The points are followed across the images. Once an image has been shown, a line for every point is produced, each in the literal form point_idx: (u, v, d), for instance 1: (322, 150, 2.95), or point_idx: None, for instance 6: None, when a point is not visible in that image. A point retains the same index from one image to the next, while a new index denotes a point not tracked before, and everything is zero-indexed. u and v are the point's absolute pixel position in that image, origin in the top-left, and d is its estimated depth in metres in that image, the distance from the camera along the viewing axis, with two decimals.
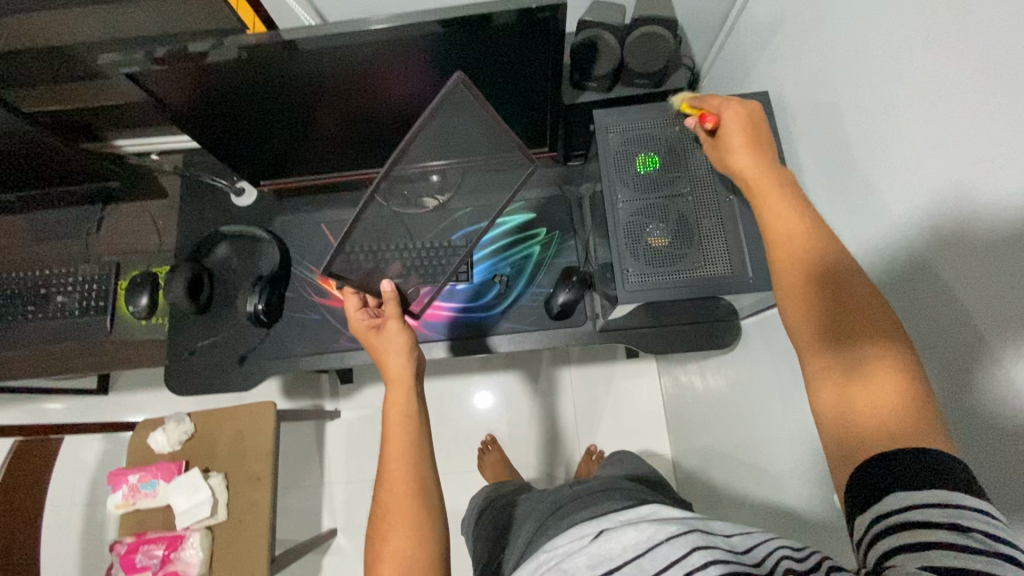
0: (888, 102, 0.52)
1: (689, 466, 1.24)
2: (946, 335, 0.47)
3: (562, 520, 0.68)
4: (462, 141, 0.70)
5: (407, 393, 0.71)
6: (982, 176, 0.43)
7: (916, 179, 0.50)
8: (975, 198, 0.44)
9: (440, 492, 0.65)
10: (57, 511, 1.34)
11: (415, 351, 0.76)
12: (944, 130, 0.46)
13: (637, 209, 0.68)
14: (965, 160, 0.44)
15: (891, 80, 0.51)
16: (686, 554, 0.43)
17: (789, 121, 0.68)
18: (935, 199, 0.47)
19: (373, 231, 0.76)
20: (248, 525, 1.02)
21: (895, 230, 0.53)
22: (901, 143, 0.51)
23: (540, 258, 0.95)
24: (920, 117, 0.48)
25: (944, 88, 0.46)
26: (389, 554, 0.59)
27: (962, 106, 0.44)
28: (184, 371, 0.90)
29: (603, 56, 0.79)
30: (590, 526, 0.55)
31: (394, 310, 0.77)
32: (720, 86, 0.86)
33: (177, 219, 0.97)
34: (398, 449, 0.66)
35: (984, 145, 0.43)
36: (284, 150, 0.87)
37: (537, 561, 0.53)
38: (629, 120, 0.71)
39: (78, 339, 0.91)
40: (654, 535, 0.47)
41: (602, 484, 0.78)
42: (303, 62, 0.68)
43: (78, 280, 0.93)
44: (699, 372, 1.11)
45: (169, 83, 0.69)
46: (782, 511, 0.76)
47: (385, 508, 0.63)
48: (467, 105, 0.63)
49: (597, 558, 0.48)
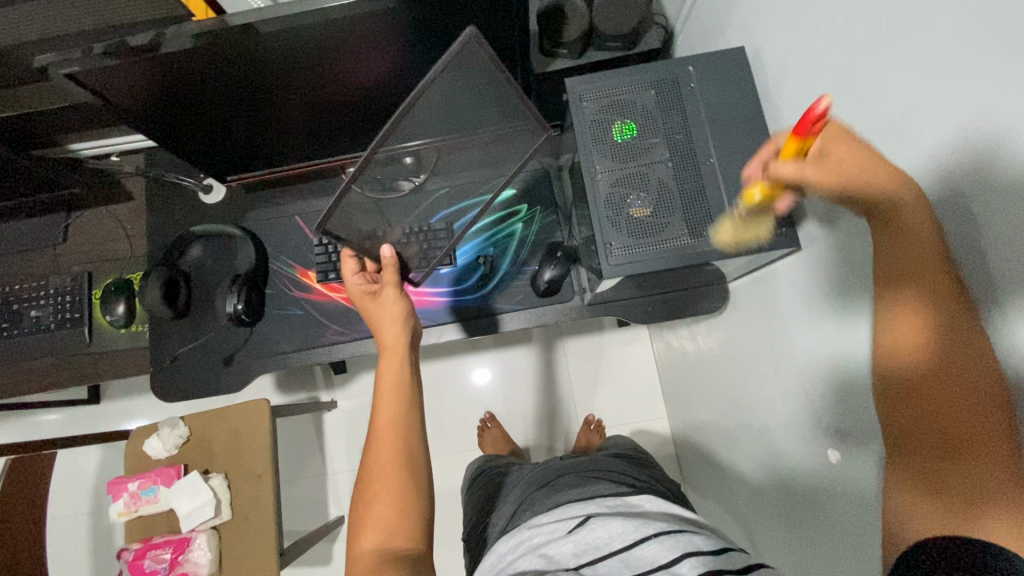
0: (868, 55, 0.50)
1: (685, 428, 1.26)
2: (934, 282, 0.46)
3: (546, 496, 0.69)
4: (440, 120, 0.68)
5: (402, 364, 0.72)
6: (970, 130, 0.41)
7: (897, 136, 0.48)
8: (963, 157, 0.42)
9: (429, 469, 0.65)
10: (63, 521, 1.34)
11: (410, 320, 0.77)
12: (927, 82, 0.44)
13: (616, 178, 0.66)
14: (954, 115, 0.42)
15: (866, 30, 0.50)
16: (676, 562, 0.47)
17: (766, 77, 0.66)
18: (925, 158, 0.46)
19: (348, 219, 0.71)
20: (254, 522, 1.02)
21: None
22: (881, 100, 0.49)
23: (523, 235, 0.93)
24: (903, 69, 0.46)
25: (927, 37, 0.43)
26: (371, 521, 0.59)
27: (942, 57, 0.42)
28: (170, 375, 0.89)
29: (573, 21, 0.76)
30: (579, 508, 0.61)
31: (391, 277, 0.77)
32: (693, 44, 0.83)
33: (146, 222, 0.94)
34: (387, 418, 0.66)
35: (965, 101, 0.41)
36: (250, 141, 0.83)
37: (522, 536, 0.60)
38: (602, 86, 0.68)
39: (59, 353, 0.89)
40: (640, 531, 0.52)
41: (597, 463, 0.79)
42: (260, 48, 0.65)
43: (50, 293, 0.90)
44: (690, 337, 1.11)
45: (116, 81, 0.65)
46: (777, 468, 0.78)
47: (372, 474, 0.63)
48: (479, 66, 0.59)
49: (581, 547, 0.53)
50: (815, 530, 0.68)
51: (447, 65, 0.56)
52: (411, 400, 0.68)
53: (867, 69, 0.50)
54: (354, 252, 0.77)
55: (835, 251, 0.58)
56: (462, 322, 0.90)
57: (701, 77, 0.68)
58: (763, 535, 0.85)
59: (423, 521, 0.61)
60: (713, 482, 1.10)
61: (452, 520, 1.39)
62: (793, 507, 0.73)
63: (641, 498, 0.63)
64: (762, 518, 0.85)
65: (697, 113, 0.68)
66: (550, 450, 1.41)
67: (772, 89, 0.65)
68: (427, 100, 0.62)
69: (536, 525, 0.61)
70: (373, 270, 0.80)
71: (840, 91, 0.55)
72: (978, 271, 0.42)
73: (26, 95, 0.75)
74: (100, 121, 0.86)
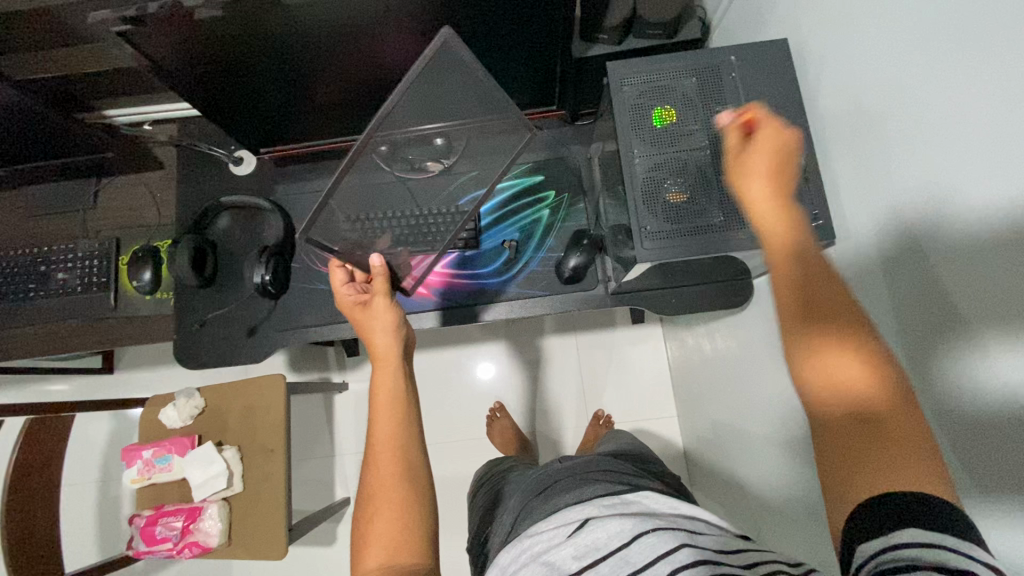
0: (903, 68, 0.51)
1: (696, 428, 1.26)
2: (929, 317, 0.50)
3: (546, 502, 0.67)
4: (449, 104, 0.68)
5: (397, 371, 0.70)
6: (977, 174, 0.44)
7: (918, 154, 0.50)
8: (969, 191, 0.45)
9: (429, 475, 0.64)
10: (72, 488, 1.35)
11: (403, 328, 0.75)
12: (965, 92, 0.45)
13: (653, 164, 0.67)
14: (967, 152, 0.45)
15: (909, 42, 0.50)
16: (674, 550, 0.47)
17: (809, 73, 0.66)
18: (930, 186, 0.49)
19: (356, 198, 0.74)
20: (265, 497, 1.03)
21: (893, 208, 0.54)
22: (909, 124, 0.51)
23: (549, 222, 0.93)
24: (941, 77, 0.47)
25: (964, 63, 0.45)
26: (375, 537, 0.57)
27: (974, 85, 0.44)
28: (193, 343, 0.89)
29: (616, 5, 0.76)
30: (576, 511, 0.58)
31: (383, 286, 0.75)
32: (734, 35, 0.83)
33: (176, 192, 0.95)
34: (387, 432, 0.65)
35: (987, 130, 0.43)
36: (282, 116, 0.84)
37: (522, 546, 0.58)
38: (642, 72, 0.69)
39: (85, 315, 0.90)
40: (638, 526, 0.52)
41: (592, 463, 0.76)
42: (297, 20, 0.65)
43: (78, 257, 0.91)
44: (707, 334, 1.11)
45: (161, 42, 0.65)
46: (789, 467, 0.77)
47: (372, 490, 0.61)
48: (454, 70, 0.62)
49: (582, 550, 0.52)
50: (828, 529, 0.68)
51: (423, 66, 0.59)
52: (408, 410, 0.67)
53: (906, 73, 0.51)
54: (343, 262, 0.76)
55: (870, 248, 0.58)
56: (484, 305, 0.90)
57: (743, 67, 0.68)
58: (772, 534, 0.84)
59: (426, 532, 0.59)
60: (722, 482, 1.10)
61: (455, 509, 1.39)
62: (807, 507, 0.73)
63: (639, 494, 0.61)
64: (771, 517, 0.85)
65: (737, 103, 0.68)
66: (558, 444, 1.41)
67: (814, 84, 0.66)
68: (419, 90, 0.63)
69: (536, 532, 0.58)
70: (363, 280, 0.78)
71: (872, 102, 0.56)
72: (980, 299, 0.44)
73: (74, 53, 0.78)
74: (144, 86, 0.90)
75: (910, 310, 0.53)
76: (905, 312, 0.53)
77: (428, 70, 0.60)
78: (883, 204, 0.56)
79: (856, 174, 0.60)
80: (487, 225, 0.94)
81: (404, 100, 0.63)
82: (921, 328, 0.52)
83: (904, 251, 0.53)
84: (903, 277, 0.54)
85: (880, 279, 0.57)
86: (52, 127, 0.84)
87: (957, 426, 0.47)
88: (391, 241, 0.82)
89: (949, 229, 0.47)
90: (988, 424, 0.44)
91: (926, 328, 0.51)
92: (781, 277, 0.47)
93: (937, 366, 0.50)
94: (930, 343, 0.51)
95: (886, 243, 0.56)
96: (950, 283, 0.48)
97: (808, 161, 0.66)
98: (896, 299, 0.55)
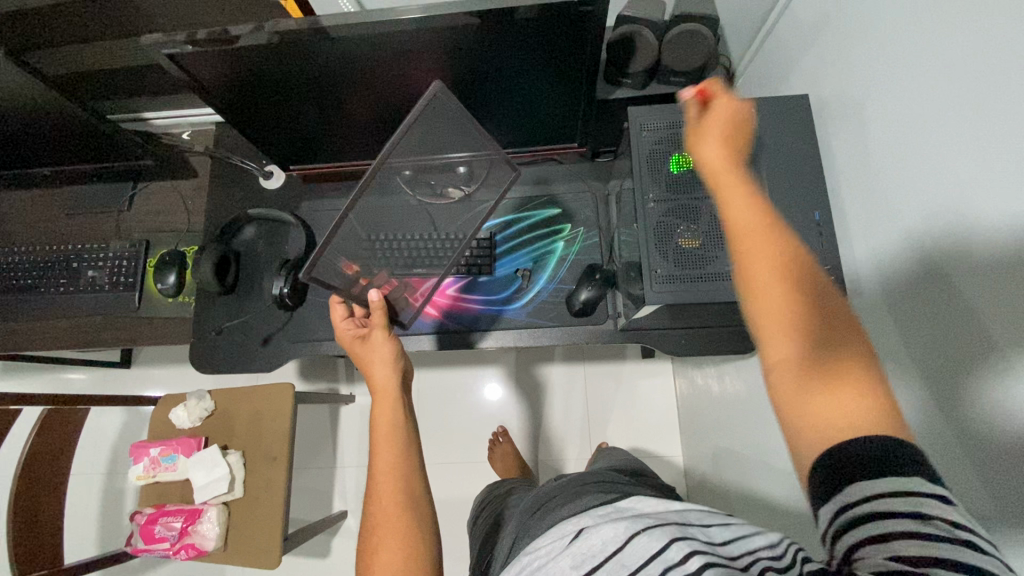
0: (928, 114, 0.52)
1: (700, 469, 1.24)
2: (952, 347, 0.49)
3: (543, 520, 0.66)
4: (471, 132, 0.70)
5: (395, 404, 0.69)
6: (1000, 217, 0.44)
7: (941, 196, 0.50)
8: (989, 233, 0.45)
9: (432, 501, 0.65)
10: (80, 478, 1.38)
11: (402, 358, 0.74)
12: (984, 160, 0.46)
13: (667, 209, 0.68)
14: (989, 196, 0.45)
15: (932, 89, 0.51)
16: (664, 546, 0.44)
17: (830, 127, 0.67)
18: (953, 225, 0.49)
19: (373, 218, 0.76)
20: (264, 503, 1.04)
21: (912, 248, 0.54)
22: (931, 167, 0.51)
23: (563, 254, 0.95)
24: (965, 125, 0.47)
25: (989, 112, 0.45)
26: (381, 566, 0.59)
27: (998, 132, 0.44)
28: (209, 348, 0.92)
29: (640, 53, 0.79)
30: (573, 523, 0.56)
31: (380, 320, 0.73)
32: (759, 85, 0.84)
33: (206, 201, 0.99)
34: (388, 461, 0.65)
35: (1008, 177, 0.43)
36: (313, 136, 0.88)
37: (521, 563, 0.55)
38: (664, 118, 0.71)
39: (108, 313, 0.93)
40: (631, 528, 0.49)
41: (585, 477, 0.76)
42: (335, 51, 0.68)
43: (109, 256, 0.95)
44: (716, 376, 1.09)
45: (205, 64, 0.69)
46: (791, 519, 0.76)
47: (376, 521, 0.62)
48: (449, 110, 0.66)
49: (580, 558, 0.49)
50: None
51: (418, 116, 0.62)
52: (408, 443, 0.67)
53: (930, 121, 0.51)
54: (342, 298, 0.74)
55: (886, 301, 0.59)
56: (482, 333, 0.92)
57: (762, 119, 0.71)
58: None
59: (431, 560, 0.61)
60: None
61: (452, 530, 1.38)
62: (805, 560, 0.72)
63: (632, 501, 0.57)
64: None
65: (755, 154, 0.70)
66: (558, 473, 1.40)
67: (830, 139, 0.67)
68: (423, 124, 0.65)
69: (534, 549, 0.55)
70: (362, 315, 0.77)
71: (894, 145, 0.56)
72: (997, 328, 0.44)
73: (103, 51, 0.83)
74: (166, 91, 0.95)
75: (930, 342, 0.52)
76: (923, 363, 0.53)
77: (422, 117, 0.64)
78: (897, 259, 0.57)
79: (873, 213, 0.60)
80: (502, 253, 0.95)
81: (409, 136, 0.66)
82: (935, 371, 0.52)
83: (923, 288, 0.53)
84: (923, 306, 0.53)
85: (893, 329, 0.57)
86: (83, 127, 0.88)
87: (977, 487, 0.46)
88: (388, 273, 0.82)
89: (965, 290, 0.47)
90: (1007, 486, 0.43)
91: (944, 363, 0.50)
92: (766, 291, 0.43)
93: (955, 401, 0.49)
94: (942, 386, 0.51)
95: (902, 298, 0.56)
96: (968, 328, 0.48)
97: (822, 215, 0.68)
98: (915, 333, 0.54)
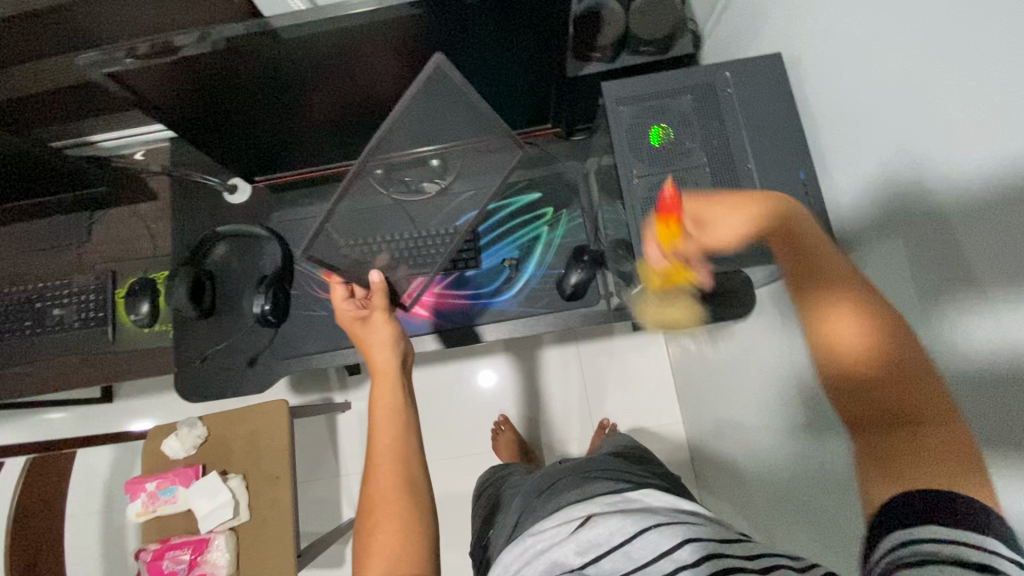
0: (897, 65, 0.51)
1: (700, 433, 1.26)
2: (920, 285, 0.50)
3: (548, 501, 0.66)
4: (446, 125, 0.67)
5: (395, 387, 0.69)
6: (975, 158, 0.44)
7: (917, 145, 0.50)
8: (959, 177, 0.45)
9: (429, 486, 0.63)
10: (76, 520, 1.34)
11: (402, 341, 0.74)
12: (957, 103, 0.45)
13: (651, 183, 0.67)
14: (961, 141, 0.45)
15: (897, 38, 0.51)
16: (677, 546, 0.44)
17: (803, 84, 0.67)
18: (928, 172, 0.49)
19: (357, 219, 0.75)
20: (272, 523, 1.02)
21: (886, 196, 0.55)
22: (904, 117, 0.51)
23: (547, 238, 0.93)
24: (934, 72, 0.47)
25: (960, 57, 0.44)
26: (378, 548, 0.56)
27: (968, 75, 0.44)
28: (193, 376, 0.89)
29: (609, 24, 0.77)
30: (578, 508, 0.55)
31: (382, 300, 0.75)
32: (727, 47, 0.83)
33: (170, 223, 0.94)
34: (386, 445, 0.64)
35: (981, 121, 0.43)
36: (275, 144, 0.84)
37: (525, 544, 0.54)
38: (637, 91, 0.70)
39: (82, 351, 0.89)
40: (642, 524, 0.49)
41: (594, 462, 0.76)
42: (289, 55, 0.65)
43: (73, 292, 0.90)
44: (710, 342, 1.10)
45: (153, 82, 0.65)
46: (795, 475, 0.77)
47: (373, 503, 0.60)
48: (450, 91, 0.61)
49: (585, 545, 0.49)
50: (829, 539, 0.68)
51: (418, 90, 0.58)
52: (408, 425, 0.66)
53: (899, 70, 0.51)
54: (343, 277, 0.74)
55: (868, 252, 0.59)
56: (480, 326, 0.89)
57: (738, 83, 0.70)
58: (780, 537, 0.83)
59: (430, 544, 0.58)
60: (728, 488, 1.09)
61: (464, 524, 1.38)
62: (808, 513, 0.73)
63: (640, 493, 0.57)
64: (777, 521, 0.84)
65: (733, 120, 0.69)
66: (563, 454, 1.41)
67: (808, 93, 0.66)
68: (420, 107, 0.62)
69: (538, 531, 0.55)
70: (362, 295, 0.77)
71: (868, 96, 0.56)
72: (965, 268, 0.45)
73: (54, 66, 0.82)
74: (113, 109, 0.90)
75: (902, 284, 0.53)
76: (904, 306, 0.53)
77: (421, 92, 0.59)
78: (878, 210, 0.56)
79: (850, 167, 0.61)
80: (487, 244, 0.94)
81: (403, 117, 0.62)
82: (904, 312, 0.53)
83: (899, 225, 0.53)
84: (897, 251, 0.53)
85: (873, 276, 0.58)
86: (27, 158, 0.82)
87: None
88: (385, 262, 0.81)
89: (942, 232, 0.48)
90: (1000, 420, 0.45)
91: (907, 300, 0.52)
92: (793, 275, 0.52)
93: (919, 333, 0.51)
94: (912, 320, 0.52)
95: (893, 243, 0.54)
96: (935, 265, 0.48)
97: (806, 174, 0.67)
98: (890, 278, 0.55)
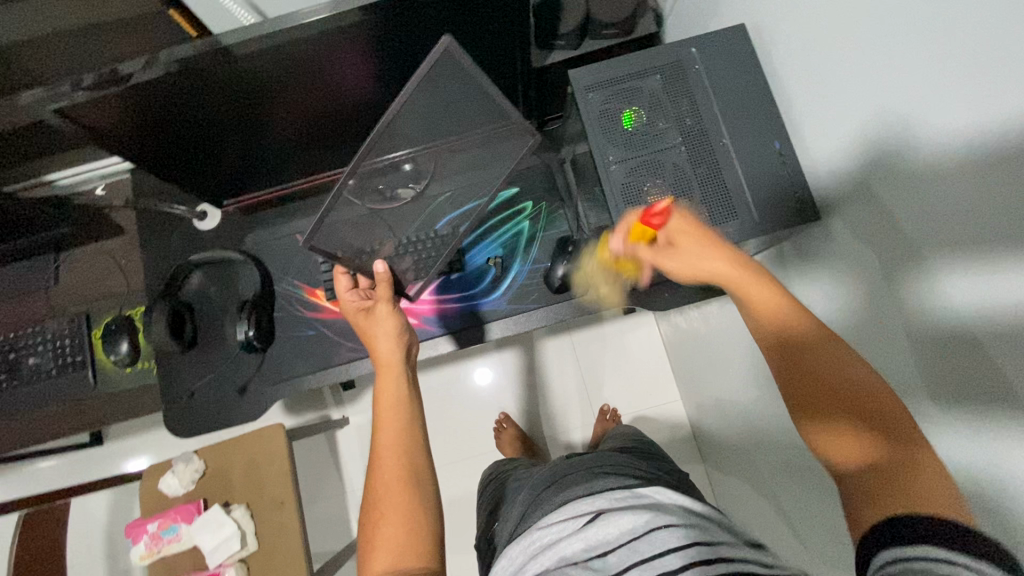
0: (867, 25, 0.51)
1: (700, 408, 1.26)
2: (899, 242, 0.51)
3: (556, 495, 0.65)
4: (435, 125, 0.64)
5: (399, 378, 0.68)
6: (958, 115, 0.43)
7: (895, 104, 0.49)
8: (942, 134, 0.45)
9: (435, 483, 0.61)
10: (78, 569, 1.30)
11: (405, 335, 0.74)
12: (933, 61, 0.45)
13: (629, 167, 0.67)
14: (940, 99, 0.45)
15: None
16: (685, 546, 0.44)
17: (769, 54, 0.67)
18: (908, 131, 0.48)
19: (350, 229, 0.71)
20: (281, 550, 1.00)
21: (866, 158, 0.54)
22: (879, 77, 0.51)
23: (530, 233, 0.92)
24: (909, 29, 0.47)
25: (933, 14, 0.44)
26: (381, 542, 0.55)
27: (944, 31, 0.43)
28: (182, 413, 0.86)
29: (569, 11, 0.77)
30: (586, 503, 0.54)
31: (385, 293, 0.75)
32: (688, 23, 0.83)
33: (141, 257, 0.91)
34: (390, 437, 0.62)
35: (960, 77, 0.43)
36: (242, 164, 0.82)
37: (533, 538, 0.54)
38: (606, 76, 0.69)
39: (63, 398, 0.85)
40: (652, 521, 0.48)
41: (603, 459, 0.75)
42: (246, 71, 0.63)
43: (46, 339, 0.87)
44: (700, 317, 1.11)
45: (106, 114, 0.63)
46: (797, 441, 0.78)
47: (376, 497, 0.58)
48: (457, 78, 0.57)
49: (593, 542, 0.49)
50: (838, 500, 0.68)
51: (422, 80, 0.54)
52: (413, 414, 0.65)
53: (870, 30, 0.51)
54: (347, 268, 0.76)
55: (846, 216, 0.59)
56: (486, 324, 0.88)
57: (704, 58, 0.69)
58: (790, 504, 0.84)
59: (433, 539, 0.57)
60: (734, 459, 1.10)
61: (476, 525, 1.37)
62: (815, 477, 0.74)
63: (652, 488, 0.55)
64: (785, 488, 0.85)
65: (704, 96, 0.69)
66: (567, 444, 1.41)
67: (776, 61, 0.66)
68: (424, 100, 0.58)
69: (545, 525, 0.54)
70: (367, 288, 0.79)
71: (838, 60, 0.55)
72: (946, 225, 0.46)
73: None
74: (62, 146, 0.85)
75: (881, 246, 0.53)
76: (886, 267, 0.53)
77: (427, 83, 0.56)
78: (858, 173, 0.56)
79: (824, 132, 0.61)
80: (471, 244, 0.93)
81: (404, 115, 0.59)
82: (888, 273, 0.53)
83: (879, 188, 0.53)
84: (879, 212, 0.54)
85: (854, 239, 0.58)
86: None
87: None
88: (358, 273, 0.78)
89: (923, 192, 0.48)
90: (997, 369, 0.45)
91: (885, 260, 0.53)
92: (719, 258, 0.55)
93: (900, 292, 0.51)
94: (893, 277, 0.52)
95: (872, 204, 0.55)
96: (921, 224, 0.48)
97: (782, 143, 0.67)
98: (872, 241, 0.55)
